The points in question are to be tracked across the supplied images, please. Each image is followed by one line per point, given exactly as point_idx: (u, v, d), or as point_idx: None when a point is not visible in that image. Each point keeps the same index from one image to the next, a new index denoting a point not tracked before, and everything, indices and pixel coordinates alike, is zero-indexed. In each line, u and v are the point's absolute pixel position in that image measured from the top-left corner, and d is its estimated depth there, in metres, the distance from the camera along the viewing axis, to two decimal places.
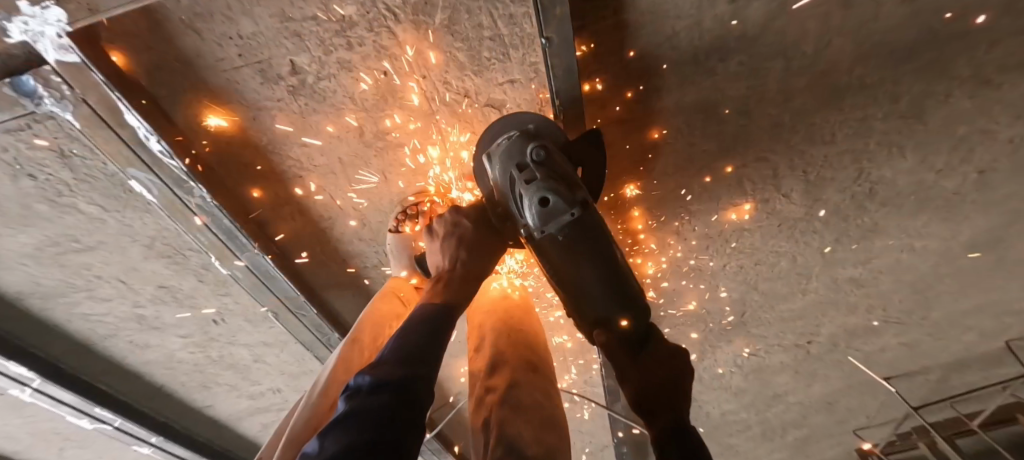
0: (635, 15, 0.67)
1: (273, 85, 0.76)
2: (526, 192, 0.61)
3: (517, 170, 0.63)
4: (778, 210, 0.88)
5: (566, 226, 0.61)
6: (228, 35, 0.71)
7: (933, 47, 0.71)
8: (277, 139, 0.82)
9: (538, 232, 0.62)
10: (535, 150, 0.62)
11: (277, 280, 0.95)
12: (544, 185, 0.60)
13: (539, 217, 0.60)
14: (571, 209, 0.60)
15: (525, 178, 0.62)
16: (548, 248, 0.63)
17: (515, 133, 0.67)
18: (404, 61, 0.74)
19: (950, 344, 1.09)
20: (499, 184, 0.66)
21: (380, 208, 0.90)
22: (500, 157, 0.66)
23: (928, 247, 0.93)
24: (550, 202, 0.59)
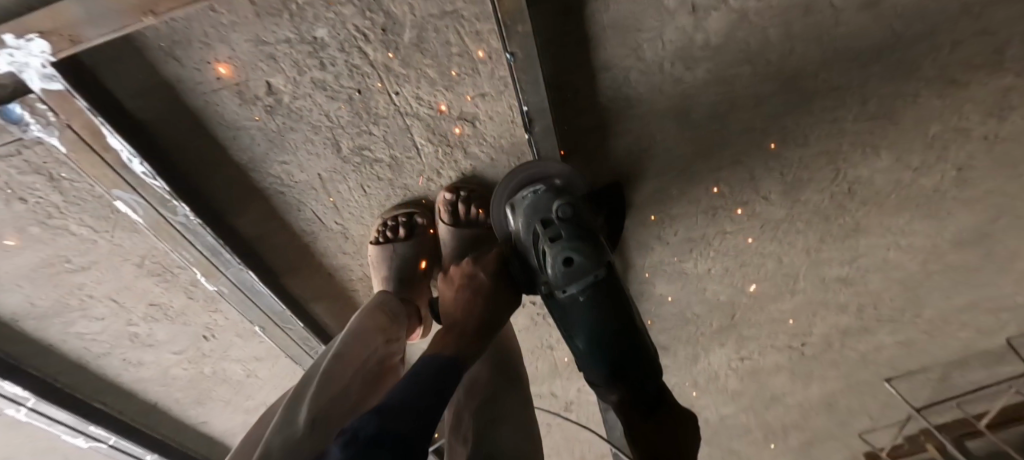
0: (598, 27, 0.69)
1: (251, 105, 0.78)
2: (553, 249, 0.71)
3: (543, 227, 0.73)
4: (758, 212, 0.88)
5: (588, 285, 0.71)
6: (206, 60, 0.74)
7: (895, 48, 0.72)
8: (258, 156, 0.84)
9: (562, 289, 0.72)
10: (560, 210, 0.72)
11: (261, 295, 0.97)
12: (569, 247, 0.70)
13: (564, 276, 0.71)
14: (594, 271, 0.71)
15: (551, 235, 0.72)
16: (569, 306, 0.72)
17: (541, 188, 0.75)
18: (376, 79, 0.76)
19: (947, 342, 1.07)
20: (524, 239, 0.76)
21: (361, 220, 0.93)
22: (527, 210, 0.75)
23: (914, 244, 0.92)
24: (574, 261, 0.70)
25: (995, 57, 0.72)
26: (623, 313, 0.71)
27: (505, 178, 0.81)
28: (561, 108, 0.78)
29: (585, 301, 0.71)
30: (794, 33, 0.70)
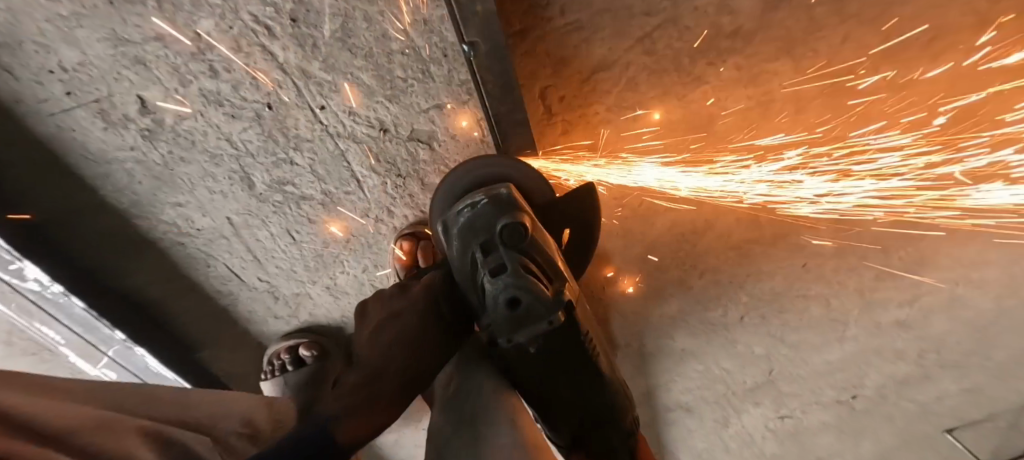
0: (589, 11, 0.52)
1: (121, 129, 0.57)
2: (490, 288, 0.41)
3: (479, 252, 0.43)
4: (802, 246, 0.68)
5: (541, 336, 0.41)
6: (47, 68, 0.53)
7: (980, 30, 0.54)
8: (141, 198, 0.62)
9: (502, 340, 0.42)
10: (505, 226, 0.42)
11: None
12: (516, 280, 0.40)
13: (506, 323, 0.41)
14: (550, 314, 0.40)
15: (489, 266, 0.41)
16: (516, 361, 0.43)
17: (480, 198, 0.45)
18: (291, 90, 0.55)
19: (1022, 386, 0.88)
20: (458, 268, 0.46)
21: (291, 276, 0.70)
22: (458, 229, 0.45)
23: (987, 278, 0.73)
24: (523, 308, 0.40)
25: None
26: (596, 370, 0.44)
27: (439, 188, 0.54)
28: (543, 121, 0.59)
29: (537, 355, 0.42)
30: (849, 13, 0.52)
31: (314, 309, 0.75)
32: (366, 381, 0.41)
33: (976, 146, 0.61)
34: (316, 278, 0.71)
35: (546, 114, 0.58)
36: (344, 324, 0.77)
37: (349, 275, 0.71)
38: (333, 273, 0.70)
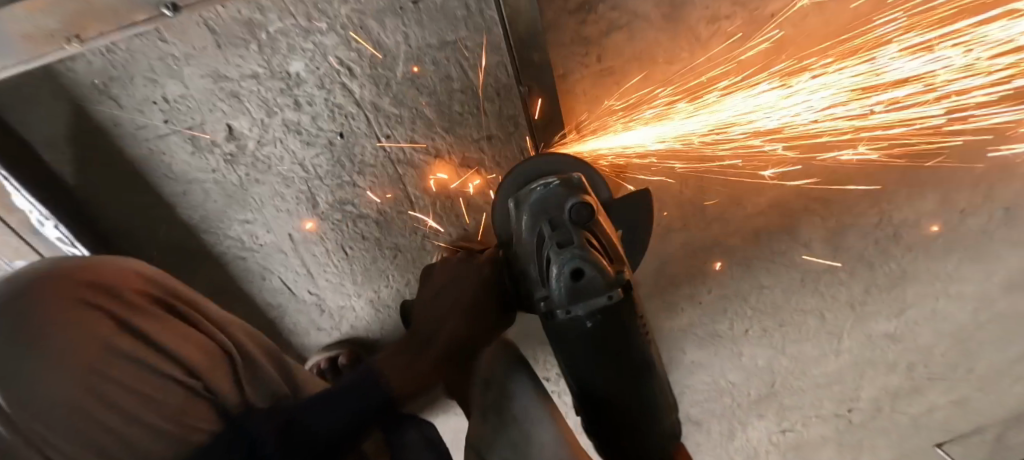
0: (620, 59, 0.64)
1: (206, 153, 0.65)
2: (558, 257, 0.46)
3: (548, 228, 0.48)
4: (799, 263, 0.78)
5: (599, 311, 0.47)
6: (152, 99, 0.61)
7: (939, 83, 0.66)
8: (211, 216, 0.69)
9: (562, 312, 0.47)
10: (576, 207, 0.47)
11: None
12: (582, 252, 0.46)
13: (568, 294, 0.46)
14: (609, 290, 0.47)
15: (558, 240, 0.47)
16: (571, 335, 0.48)
17: (553, 179, 0.50)
18: (362, 121, 0.63)
19: (1002, 397, 0.99)
20: (522, 241, 0.51)
21: (339, 290, 0.76)
22: (529, 207, 0.50)
23: (963, 292, 0.84)
24: (586, 277, 0.46)
25: None
26: (637, 353, 0.50)
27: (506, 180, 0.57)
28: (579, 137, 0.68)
29: (593, 331, 0.47)
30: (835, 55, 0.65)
31: (355, 323, 0.80)
32: (422, 345, 0.53)
33: (943, 187, 0.73)
34: (362, 292, 0.77)
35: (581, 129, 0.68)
36: (380, 338, 0.82)
37: (391, 290, 0.77)
38: (377, 287, 0.77)
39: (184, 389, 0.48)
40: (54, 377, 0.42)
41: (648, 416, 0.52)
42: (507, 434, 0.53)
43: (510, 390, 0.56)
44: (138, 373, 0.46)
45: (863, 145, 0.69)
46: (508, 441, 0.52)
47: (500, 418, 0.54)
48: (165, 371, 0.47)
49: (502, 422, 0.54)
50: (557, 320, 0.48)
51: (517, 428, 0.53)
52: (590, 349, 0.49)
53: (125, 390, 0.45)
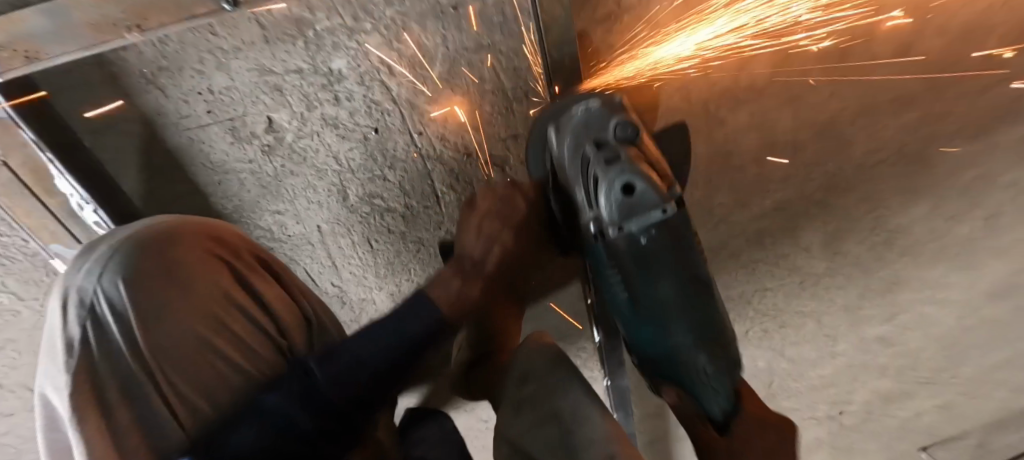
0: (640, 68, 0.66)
1: (245, 144, 0.67)
2: (606, 175, 0.49)
3: (592, 147, 0.52)
4: (799, 266, 0.84)
5: (654, 226, 0.49)
6: (197, 90, 0.63)
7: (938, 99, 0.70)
8: (245, 205, 0.72)
9: (614, 229, 0.51)
10: (619, 126, 0.52)
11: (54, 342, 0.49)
12: (630, 167, 0.48)
13: (620, 210, 0.49)
14: (664, 204, 0.48)
15: (604, 158, 0.50)
16: (623, 252, 0.52)
17: (593, 101, 0.54)
18: (397, 117, 0.67)
19: (985, 402, 1.06)
20: (567, 164, 0.55)
21: (361, 282, 0.80)
22: (571, 131, 0.54)
23: (951, 299, 0.91)
24: (637, 191, 0.48)
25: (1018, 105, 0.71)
26: (690, 266, 0.53)
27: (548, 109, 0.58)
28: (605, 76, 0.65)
29: (647, 245, 0.50)
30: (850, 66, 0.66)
31: (374, 315, 0.84)
32: (472, 272, 0.60)
33: (931, 196, 0.79)
34: (384, 286, 0.81)
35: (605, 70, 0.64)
36: None
37: (413, 282, 0.81)
38: (399, 280, 0.81)
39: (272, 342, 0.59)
40: (185, 322, 0.52)
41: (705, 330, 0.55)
42: (547, 427, 0.57)
43: (551, 385, 0.60)
44: (244, 324, 0.57)
45: (860, 148, 0.74)
46: (549, 434, 0.57)
47: (537, 413, 0.59)
48: (262, 325, 0.58)
49: (539, 416, 0.59)
50: (609, 238, 0.52)
51: (556, 421, 0.57)
52: (643, 279, 0.53)
53: (235, 338, 0.55)
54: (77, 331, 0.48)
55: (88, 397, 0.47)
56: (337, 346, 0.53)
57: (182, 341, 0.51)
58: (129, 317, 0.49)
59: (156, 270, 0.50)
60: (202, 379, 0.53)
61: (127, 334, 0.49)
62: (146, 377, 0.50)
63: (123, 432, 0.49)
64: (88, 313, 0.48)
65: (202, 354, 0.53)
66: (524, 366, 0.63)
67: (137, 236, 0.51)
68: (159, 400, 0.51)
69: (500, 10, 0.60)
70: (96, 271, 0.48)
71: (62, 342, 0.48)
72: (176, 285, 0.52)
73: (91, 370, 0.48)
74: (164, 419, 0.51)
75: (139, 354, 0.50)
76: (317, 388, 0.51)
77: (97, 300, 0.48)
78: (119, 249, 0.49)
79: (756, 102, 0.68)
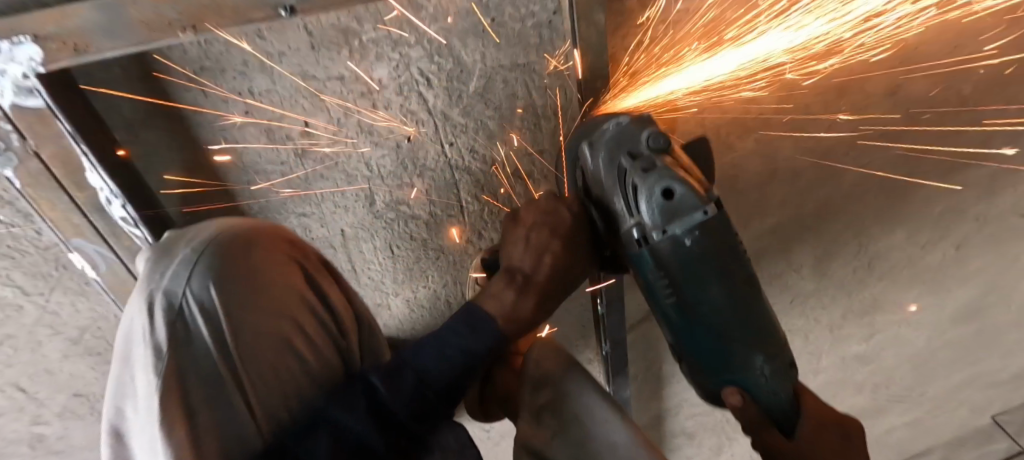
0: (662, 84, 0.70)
1: (280, 146, 0.69)
2: (646, 182, 0.54)
3: (627, 159, 0.56)
4: (790, 285, 0.91)
5: (697, 227, 0.54)
6: (237, 91, 0.64)
7: (920, 135, 0.77)
8: (272, 206, 0.75)
9: (658, 232, 0.55)
10: (652, 137, 0.56)
11: (138, 345, 0.50)
12: (667, 174, 0.54)
13: (662, 214, 0.54)
14: (703, 206, 0.54)
15: (641, 167, 0.55)
16: (669, 258, 0.55)
17: (623, 117, 0.58)
18: (430, 127, 0.70)
19: (946, 420, 1.15)
20: (602, 178, 0.58)
21: (379, 287, 0.85)
22: (605, 144, 0.57)
23: (922, 321, 0.99)
24: (677, 195, 0.53)
25: (984, 145, 0.80)
26: (738, 270, 0.56)
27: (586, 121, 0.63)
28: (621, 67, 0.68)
29: (692, 247, 0.54)
30: (846, 102, 0.72)
31: (388, 317, 0.90)
32: (522, 287, 0.60)
33: (909, 224, 0.86)
34: (400, 291, 0.86)
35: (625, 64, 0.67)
36: (410, 335, 0.93)
37: (429, 289, 0.87)
38: (416, 288, 0.86)
39: (333, 342, 0.65)
40: (267, 321, 0.56)
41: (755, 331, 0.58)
42: (570, 433, 0.60)
43: (569, 390, 0.63)
44: (313, 324, 0.62)
45: (850, 177, 0.80)
46: (575, 439, 0.59)
47: (559, 419, 0.61)
48: (325, 324, 0.63)
49: (562, 422, 0.61)
50: (654, 242, 0.56)
51: (579, 425, 0.60)
52: (692, 289, 0.56)
53: (306, 338, 0.60)
54: (167, 334, 0.49)
55: (174, 400, 0.50)
56: (403, 366, 0.55)
57: (264, 339, 0.55)
58: (215, 318, 0.52)
59: (238, 273, 0.54)
60: (278, 377, 0.57)
61: (213, 334, 0.52)
62: (228, 377, 0.53)
63: (204, 434, 0.52)
64: (177, 316, 0.50)
65: (279, 353, 0.57)
66: (542, 372, 0.64)
67: (220, 239, 0.53)
68: (239, 400, 0.54)
69: (538, 32, 0.64)
70: (184, 275, 0.50)
71: (151, 347, 0.49)
72: (258, 287, 0.55)
73: (177, 372, 0.50)
74: (241, 417, 0.54)
75: (221, 354, 0.53)
76: (392, 411, 0.52)
77: (186, 302, 0.50)
78: (205, 251, 0.52)
79: (762, 130, 0.73)
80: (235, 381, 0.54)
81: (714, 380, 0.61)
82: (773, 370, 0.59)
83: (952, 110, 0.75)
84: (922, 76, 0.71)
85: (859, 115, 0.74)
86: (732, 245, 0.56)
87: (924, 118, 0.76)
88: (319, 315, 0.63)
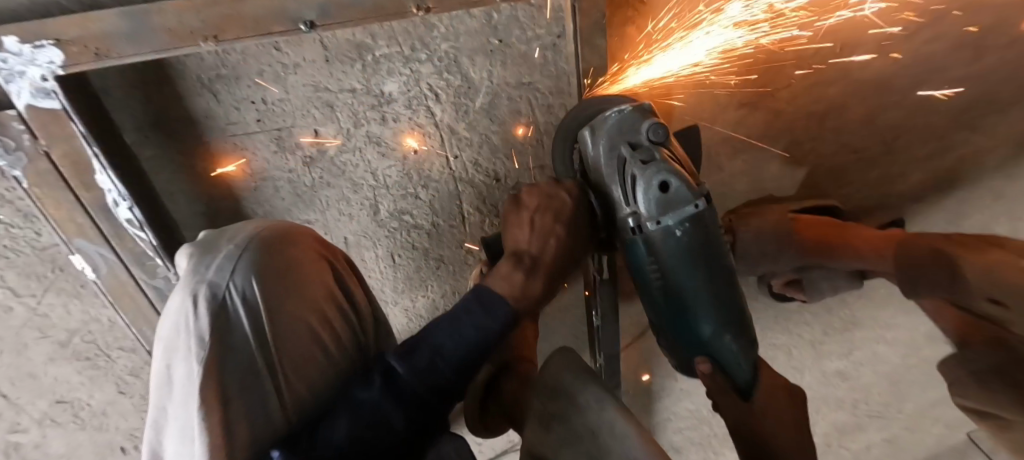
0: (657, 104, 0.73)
1: (288, 154, 0.71)
2: (645, 173, 0.58)
3: (628, 149, 0.58)
4: (775, 303, 0.94)
5: (689, 219, 0.58)
6: (251, 99, 0.66)
7: (892, 162, 0.83)
8: (277, 212, 0.77)
9: (653, 223, 0.59)
10: (652, 128, 0.58)
11: (178, 338, 0.48)
12: (664, 167, 0.57)
13: (658, 205, 0.58)
14: (695, 200, 0.58)
15: (641, 158, 0.58)
16: (661, 247, 0.60)
17: (626, 106, 0.59)
18: (437, 140, 0.73)
19: (923, 437, 1.19)
20: (600, 167, 0.61)
21: (379, 295, 0.87)
22: (607, 133, 0.59)
23: (897, 339, 1.04)
24: (673, 188, 0.57)
25: (953, 171, 0.85)
26: (719, 262, 0.61)
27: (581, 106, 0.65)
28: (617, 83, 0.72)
29: (683, 237, 0.59)
30: (828, 126, 0.77)
31: None
32: (530, 270, 0.64)
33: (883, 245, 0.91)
34: (399, 301, 0.88)
35: (622, 80, 0.71)
36: (405, 344, 0.94)
37: (427, 298, 0.88)
38: (414, 298, 0.88)
39: (354, 335, 0.66)
40: (299, 314, 0.56)
41: (730, 316, 0.62)
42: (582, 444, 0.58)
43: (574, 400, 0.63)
44: (336, 318, 0.62)
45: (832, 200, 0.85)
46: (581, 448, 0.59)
47: (569, 428, 0.60)
48: (348, 320, 0.64)
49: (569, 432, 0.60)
50: (648, 232, 0.60)
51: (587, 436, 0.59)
52: (676, 272, 0.61)
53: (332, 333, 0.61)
54: (212, 326, 0.47)
55: (212, 388, 0.47)
56: (418, 343, 0.55)
57: (298, 334, 0.56)
58: (258, 313, 0.51)
59: (274, 267, 0.54)
60: (310, 370, 0.57)
61: (254, 328, 0.51)
62: (262, 369, 0.52)
63: (237, 424, 0.49)
64: (221, 308, 0.49)
65: (309, 342, 0.57)
66: (554, 381, 0.66)
67: (264, 237, 0.54)
68: (272, 392, 0.53)
69: (543, 53, 0.68)
70: (229, 269, 0.50)
71: (194, 340, 0.47)
72: (292, 280, 0.56)
73: (217, 365, 0.48)
74: (273, 408, 0.53)
75: (259, 347, 0.52)
76: (406, 385, 0.52)
77: (230, 295, 0.49)
78: (249, 248, 0.52)
79: (748, 153, 0.78)
80: (272, 376, 0.53)
81: (688, 354, 0.66)
82: (742, 346, 0.63)
83: (925, 134, 0.80)
84: (893, 105, 0.77)
85: (834, 140, 0.79)
86: (716, 234, 0.60)
87: (899, 144, 0.81)
88: (344, 311, 0.64)
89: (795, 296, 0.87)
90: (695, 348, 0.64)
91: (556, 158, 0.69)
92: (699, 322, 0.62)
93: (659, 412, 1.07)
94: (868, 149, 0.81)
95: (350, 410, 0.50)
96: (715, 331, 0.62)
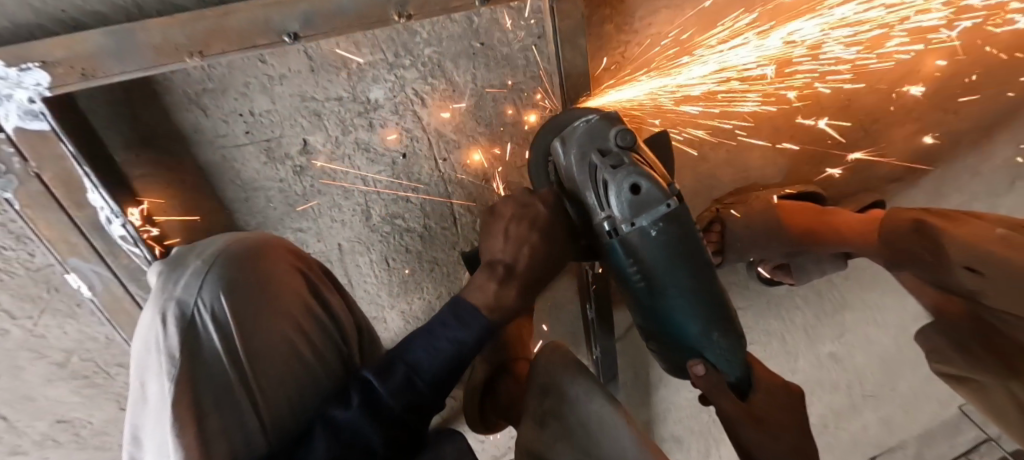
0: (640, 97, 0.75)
1: (279, 164, 0.72)
2: (615, 177, 0.58)
3: (598, 155, 0.60)
4: (766, 289, 0.96)
5: (662, 218, 0.59)
6: (238, 112, 0.67)
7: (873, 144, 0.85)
8: (270, 221, 0.77)
9: (627, 225, 0.60)
10: (619, 134, 0.60)
11: (151, 354, 0.50)
12: (634, 170, 0.58)
13: (631, 207, 0.59)
14: (667, 199, 0.59)
15: (610, 163, 0.59)
16: (639, 247, 0.61)
17: (593, 116, 0.62)
18: (424, 143, 0.74)
19: (917, 416, 1.21)
20: (574, 173, 0.63)
21: (375, 300, 0.88)
22: (577, 142, 0.61)
23: (886, 319, 1.06)
24: (644, 189, 0.58)
25: (931, 150, 0.87)
26: (699, 259, 0.62)
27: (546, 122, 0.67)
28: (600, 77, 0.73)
29: (658, 237, 0.59)
30: (808, 111, 0.79)
31: (383, 331, 0.92)
32: (505, 278, 0.61)
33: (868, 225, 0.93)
34: (396, 305, 0.89)
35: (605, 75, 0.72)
36: None
37: (423, 301, 0.89)
38: (411, 301, 0.89)
39: (338, 349, 0.66)
40: (274, 329, 0.57)
41: (715, 313, 0.63)
42: (573, 439, 0.61)
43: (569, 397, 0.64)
44: (311, 324, 0.62)
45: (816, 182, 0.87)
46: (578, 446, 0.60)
47: (563, 425, 0.62)
48: (327, 329, 0.64)
49: (565, 429, 0.62)
50: (624, 234, 0.61)
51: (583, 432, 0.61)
52: (659, 275, 0.62)
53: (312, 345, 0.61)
54: (180, 342, 0.50)
55: (183, 406, 0.48)
56: (395, 360, 0.55)
57: (274, 349, 0.57)
58: (227, 328, 0.52)
59: (245, 281, 0.55)
60: (288, 380, 0.58)
61: (224, 343, 0.52)
62: (238, 386, 0.53)
63: (214, 438, 0.50)
64: (188, 324, 0.50)
65: (288, 354, 0.58)
66: (548, 378, 0.66)
67: (233, 253, 0.55)
68: (247, 407, 0.53)
69: (525, 54, 0.69)
70: (196, 285, 0.51)
71: (164, 355, 0.49)
72: (261, 293, 0.56)
73: (189, 382, 0.49)
74: (248, 421, 0.54)
75: (232, 362, 0.53)
76: (384, 403, 0.52)
77: (198, 312, 0.51)
78: (217, 263, 0.53)
79: (731, 142, 0.80)
80: (246, 391, 0.54)
81: (681, 356, 0.67)
82: (731, 344, 0.64)
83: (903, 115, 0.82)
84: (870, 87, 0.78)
85: (814, 127, 0.81)
86: (693, 233, 0.61)
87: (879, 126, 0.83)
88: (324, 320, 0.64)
89: (784, 280, 0.89)
90: (688, 350, 0.65)
91: (531, 168, 0.70)
92: (685, 325, 0.64)
93: (658, 402, 1.08)
94: (848, 134, 0.83)
95: (334, 426, 0.51)
96: (702, 330, 0.64)
